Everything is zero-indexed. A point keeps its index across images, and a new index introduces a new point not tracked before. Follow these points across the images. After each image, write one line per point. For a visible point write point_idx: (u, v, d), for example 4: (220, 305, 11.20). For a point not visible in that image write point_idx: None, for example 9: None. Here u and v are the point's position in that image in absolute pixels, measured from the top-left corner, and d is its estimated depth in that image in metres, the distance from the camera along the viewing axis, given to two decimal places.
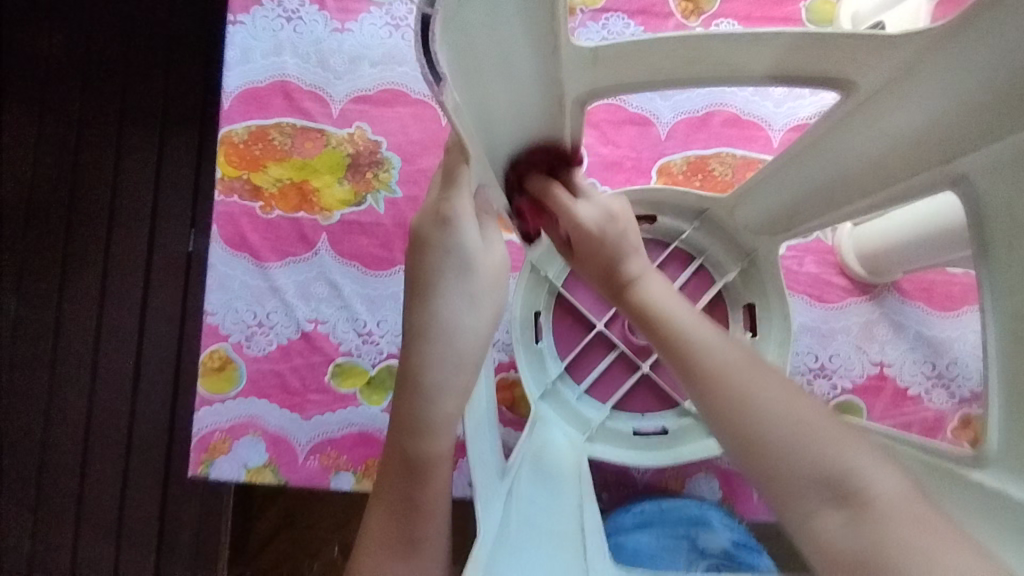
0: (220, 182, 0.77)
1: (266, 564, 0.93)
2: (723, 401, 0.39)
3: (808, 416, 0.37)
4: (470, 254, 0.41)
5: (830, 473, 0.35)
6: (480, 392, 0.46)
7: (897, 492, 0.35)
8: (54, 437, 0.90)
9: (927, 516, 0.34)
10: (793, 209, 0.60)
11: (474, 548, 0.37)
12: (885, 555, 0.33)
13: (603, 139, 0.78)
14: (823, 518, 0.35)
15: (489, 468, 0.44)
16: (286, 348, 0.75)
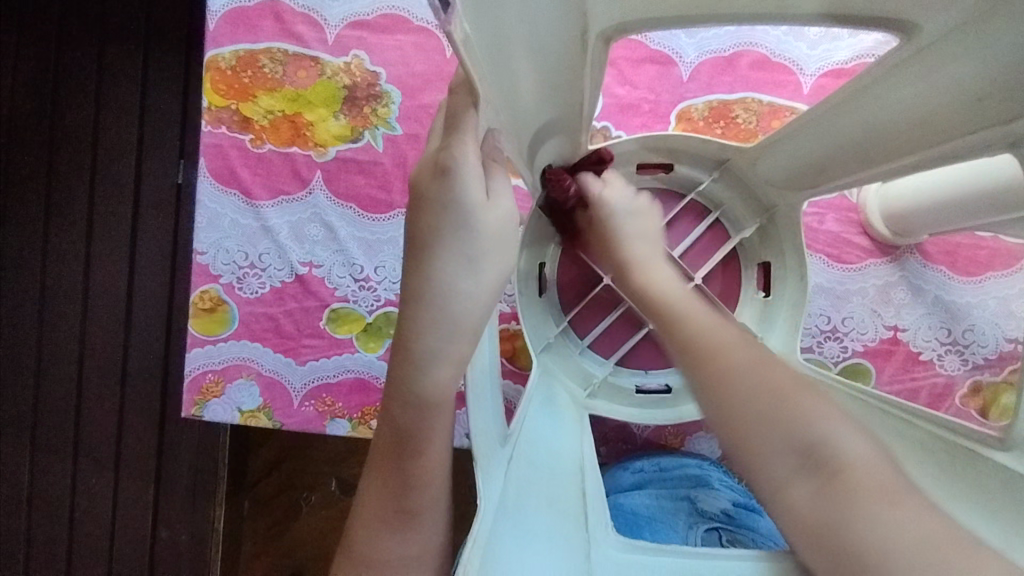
0: (207, 112, 0.72)
1: (268, 491, 0.98)
2: (703, 368, 0.41)
3: (781, 385, 0.39)
4: (470, 213, 0.37)
5: (799, 442, 0.37)
6: (484, 353, 0.42)
7: (871, 465, 0.36)
8: (49, 368, 0.89)
9: (897, 489, 0.35)
10: (822, 164, 0.56)
11: (473, 531, 0.34)
12: (848, 522, 0.34)
13: (620, 79, 0.72)
14: (794, 487, 0.36)
15: (492, 437, 0.39)
16: (279, 291, 0.72)
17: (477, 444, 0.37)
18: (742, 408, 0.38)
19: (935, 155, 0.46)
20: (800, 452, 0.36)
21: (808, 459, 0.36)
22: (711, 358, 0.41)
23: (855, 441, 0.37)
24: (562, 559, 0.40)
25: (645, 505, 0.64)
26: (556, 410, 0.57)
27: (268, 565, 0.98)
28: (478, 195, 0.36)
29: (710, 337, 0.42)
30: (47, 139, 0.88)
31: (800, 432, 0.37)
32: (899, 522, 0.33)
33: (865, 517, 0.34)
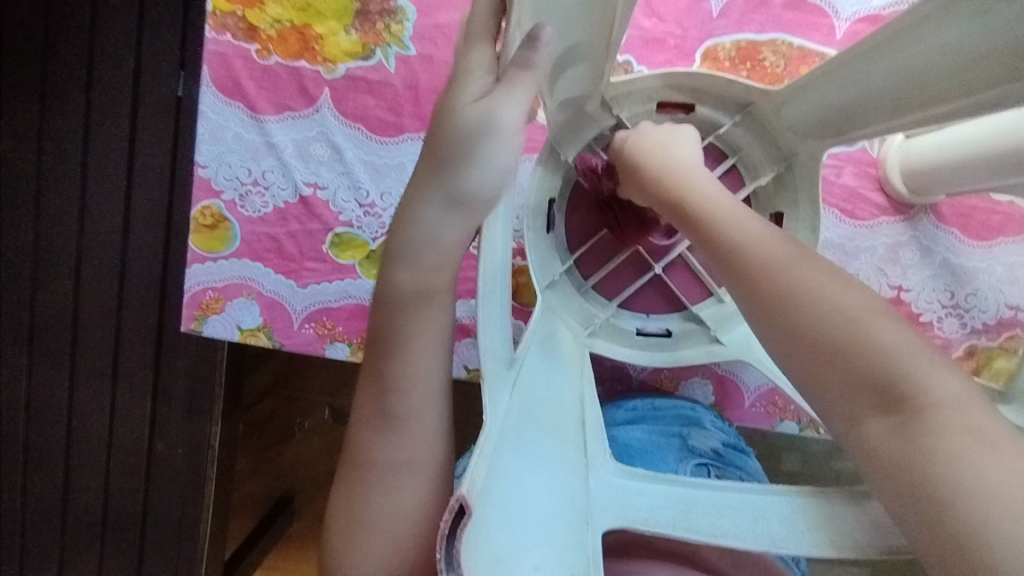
0: (210, 17, 0.69)
1: (262, 413, 1.01)
2: (776, 294, 0.38)
3: (858, 316, 0.36)
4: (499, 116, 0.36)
5: (881, 381, 0.34)
6: (497, 261, 0.39)
7: (955, 403, 0.33)
8: (46, 275, 0.89)
9: (985, 427, 0.32)
10: (851, 110, 0.55)
11: (479, 444, 0.34)
12: (927, 460, 0.32)
13: (647, 10, 0.69)
14: (872, 425, 0.35)
15: (502, 358, 0.39)
16: (282, 212, 0.71)
17: (487, 357, 0.38)
18: (816, 337, 0.36)
19: (968, 104, 0.45)
20: (880, 389, 0.34)
21: (885, 396, 0.34)
22: (777, 282, 0.39)
23: (940, 374, 0.34)
24: (561, 480, 0.42)
25: (639, 439, 0.65)
26: (557, 345, 0.56)
27: (261, 484, 1.03)
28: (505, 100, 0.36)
29: (776, 260, 0.39)
30: (41, 38, 0.84)
31: (879, 363, 0.35)
32: (986, 464, 0.30)
33: (947, 455, 0.31)
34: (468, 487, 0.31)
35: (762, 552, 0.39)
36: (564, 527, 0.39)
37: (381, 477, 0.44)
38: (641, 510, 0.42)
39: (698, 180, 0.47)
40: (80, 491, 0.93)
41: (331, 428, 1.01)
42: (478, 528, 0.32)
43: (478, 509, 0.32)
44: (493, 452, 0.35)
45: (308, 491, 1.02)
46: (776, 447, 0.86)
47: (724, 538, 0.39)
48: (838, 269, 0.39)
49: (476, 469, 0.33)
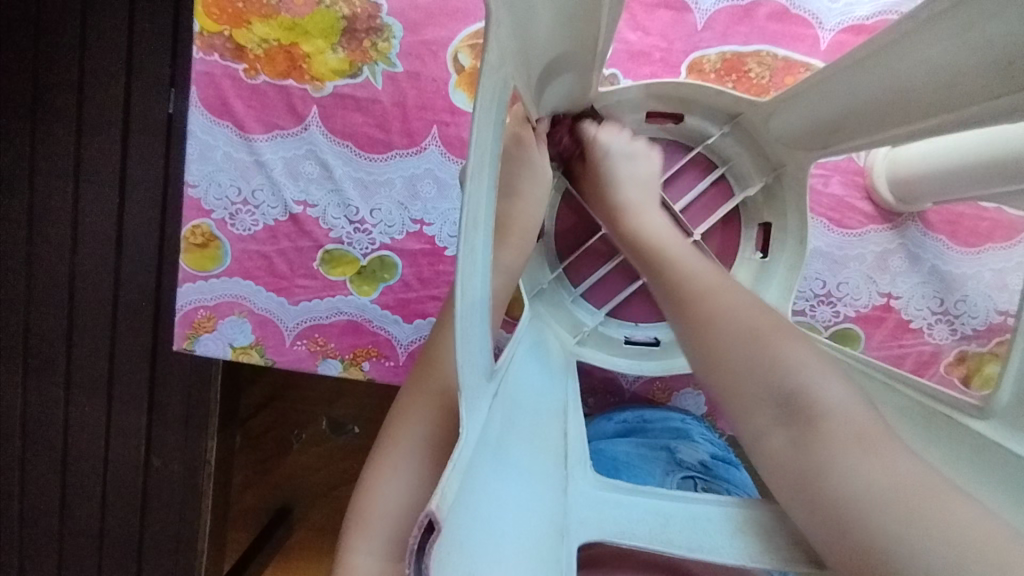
0: (198, 38, 0.69)
1: (259, 427, 1.02)
2: (700, 316, 0.48)
3: (765, 336, 0.45)
4: (487, 137, 0.34)
5: (779, 395, 0.42)
6: (477, 262, 0.35)
7: (848, 415, 0.40)
8: (40, 293, 0.89)
9: (877, 438, 0.39)
10: (838, 122, 0.55)
11: (456, 452, 0.30)
12: (821, 464, 0.39)
13: (632, 23, 0.70)
14: (772, 436, 0.42)
15: (482, 368, 0.37)
16: (272, 230, 0.71)
17: (465, 368, 0.33)
18: (730, 356, 0.45)
19: (950, 120, 0.45)
20: (779, 401, 0.42)
21: (787, 411, 0.42)
22: (707, 318, 0.47)
23: (834, 387, 0.42)
24: (542, 494, 0.40)
25: (626, 452, 0.66)
26: (544, 357, 0.56)
27: (258, 498, 1.02)
28: (494, 119, 0.35)
29: (706, 288, 0.49)
30: (30, 59, 0.84)
31: (787, 382, 0.42)
32: (873, 470, 0.38)
33: (838, 462, 0.39)
34: (440, 499, 0.27)
35: (739, 565, 0.40)
36: (537, 541, 0.37)
37: (396, 468, 0.50)
38: (619, 523, 0.43)
39: (654, 227, 0.57)
40: (77, 508, 0.92)
41: (328, 441, 1.01)
42: (454, 539, 0.28)
43: (454, 518, 0.29)
44: (473, 457, 0.32)
45: (306, 501, 1.02)
46: None
47: (697, 553, 0.40)
48: (752, 296, 0.49)
49: (454, 474, 0.29)
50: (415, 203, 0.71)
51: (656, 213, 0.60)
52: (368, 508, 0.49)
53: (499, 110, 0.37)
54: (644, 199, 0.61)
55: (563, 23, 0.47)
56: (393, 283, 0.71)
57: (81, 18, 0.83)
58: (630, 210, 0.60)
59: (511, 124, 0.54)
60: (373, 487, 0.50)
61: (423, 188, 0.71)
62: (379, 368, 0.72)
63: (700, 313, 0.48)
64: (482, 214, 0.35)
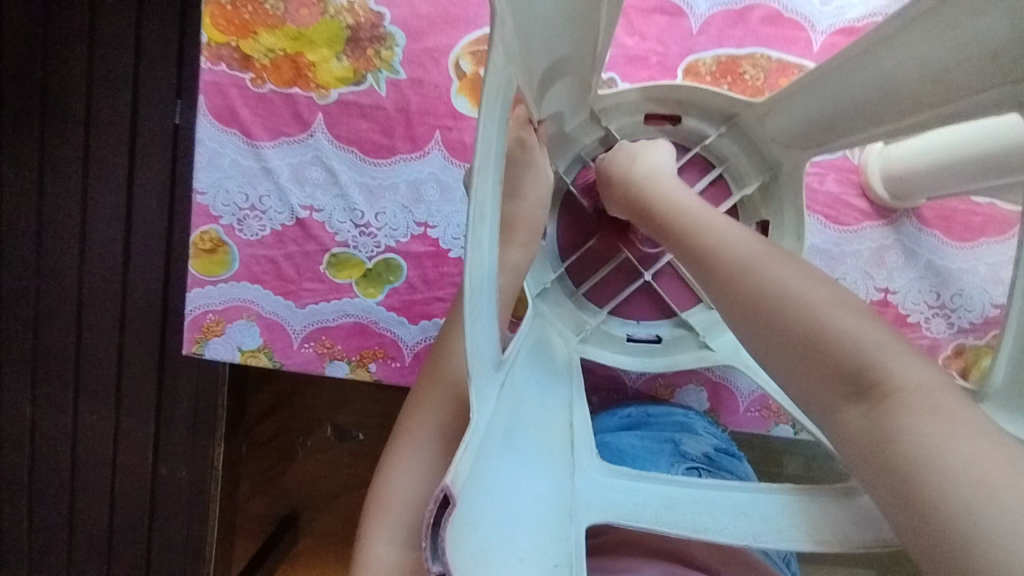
0: (206, 48, 0.71)
1: (265, 434, 1.02)
2: (751, 291, 0.44)
3: (818, 305, 0.42)
4: (492, 135, 0.36)
5: (848, 369, 0.40)
6: (484, 254, 0.36)
7: (923, 388, 0.38)
8: (49, 302, 0.90)
9: (954, 409, 0.37)
10: (830, 121, 0.57)
11: (468, 433, 0.31)
12: (895, 437, 0.37)
13: (629, 28, 0.71)
14: (844, 412, 0.40)
15: (489, 358, 0.38)
16: (280, 234, 0.73)
17: (473, 355, 0.35)
18: (786, 328, 0.42)
19: (940, 115, 0.47)
20: (848, 376, 0.40)
21: (854, 382, 0.39)
22: (740, 282, 0.45)
23: (903, 360, 0.39)
24: (550, 480, 0.41)
25: (631, 444, 0.67)
26: (548, 352, 0.58)
27: (264, 505, 1.03)
28: (498, 117, 0.37)
29: (751, 260, 0.46)
30: (40, 73, 0.86)
31: (851, 354, 0.40)
32: (944, 440, 0.35)
33: (908, 433, 0.36)
34: (455, 476, 0.28)
35: (741, 545, 0.39)
36: (548, 525, 0.38)
37: (413, 457, 0.51)
38: (624, 506, 0.43)
39: (681, 199, 0.54)
40: (86, 515, 0.93)
41: (334, 447, 1.02)
42: (466, 516, 0.30)
43: (467, 497, 0.30)
44: (483, 441, 0.33)
45: (312, 508, 1.03)
46: (776, 451, 0.87)
47: (705, 533, 0.40)
48: (804, 264, 0.46)
49: (466, 454, 0.30)
50: (419, 206, 0.72)
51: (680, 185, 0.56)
52: (388, 496, 0.50)
53: (503, 108, 0.38)
54: (667, 174, 0.57)
55: (563, 27, 0.48)
56: (398, 285, 0.73)
57: (91, 33, 0.85)
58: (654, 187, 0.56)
59: (513, 127, 0.55)
60: (391, 476, 0.51)
61: (427, 192, 0.72)
62: (385, 369, 0.73)
63: (740, 280, 0.45)
64: (488, 209, 0.36)
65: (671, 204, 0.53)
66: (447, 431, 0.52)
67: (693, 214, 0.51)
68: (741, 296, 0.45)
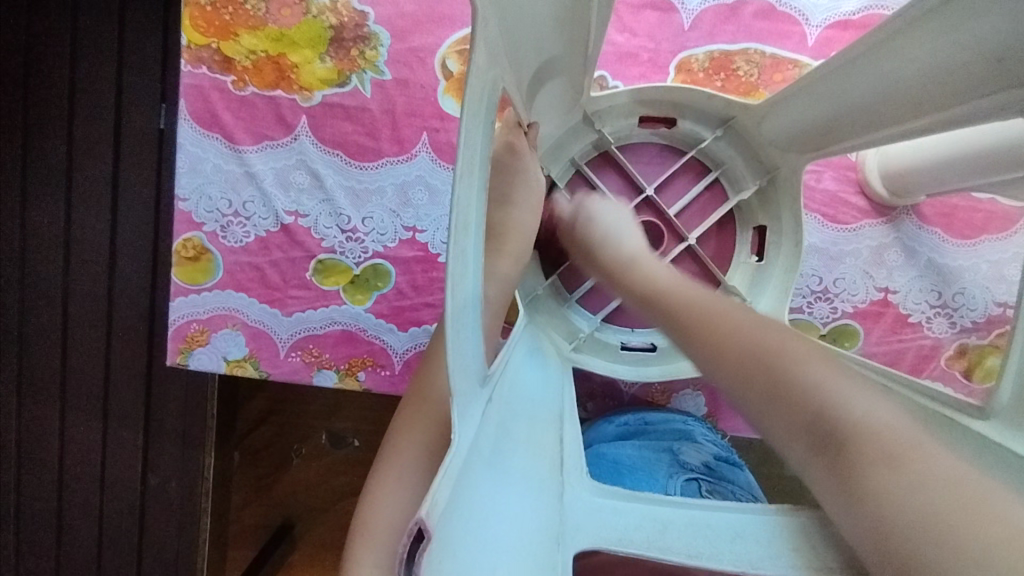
0: (185, 51, 0.69)
1: (258, 443, 1.01)
2: (710, 341, 0.42)
3: (772, 349, 0.40)
4: (477, 141, 0.34)
5: (808, 420, 0.37)
6: (468, 267, 0.35)
7: (882, 430, 0.35)
8: (33, 313, 0.88)
9: (916, 453, 0.33)
10: (830, 125, 0.55)
11: (447, 459, 0.29)
12: (862, 493, 0.34)
13: (619, 25, 0.70)
14: (813, 466, 0.37)
15: (474, 374, 0.37)
16: (264, 241, 0.71)
17: (455, 374, 0.33)
18: (751, 383, 0.39)
19: (944, 117, 0.45)
20: (809, 429, 0.37)
21: (817, 433, 0.36)
22: (709, 341, 0.42)
23: (861, 402, 0.36)
24: (538, 501, 0.40)
25: (630, 455, 0.64)
26: (539, 364, 0.56)
27: (258, 515, 1.01)
28: (483, 122, 0.35)
29: (714, 314, 0.43)
30: (21, 79, 0.85)
31: (805, 400, 0.37)
32: (910, 484, 0.32)
33: (871, 483, 0.33)
34: (431, 505, 0.26)
35: (738, 573, 0.38)
36: (535, 550, 0.37)
37: (400, 476, 0.49)
38: (616, 529, 0.41)
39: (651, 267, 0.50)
40: (74, 529, 0.91)
41: (329, 455, 1.00)
42: (445, 547, 0.28)
43: (446, 526, 0.28)
44: (465, 464, 0.31)
45: (307, 519, 1.01)
46: (778, 454, 0.85)
47: (697, 559, 0.38)
48: (764, 317, 0.43)
49: (445, 481, 0.28)
50: (407, 210, 0.70)
51: (633, 234, 0.55)
52: (374, 517, 0.48)
53: (488, 111, 0.36)
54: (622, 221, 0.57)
55: (551, 26, 0.47)
56: (386, 291, 0.71)
57: (72, 36, 0.83)
58: (622, 255, 0.52)
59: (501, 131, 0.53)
60: (377, 496, 0.49)
61: (415, 196, 0.70)
62: (374, 378, 0.71)
63: (702, 334, 0.43)
64: (472, 218, 0.35)
65: (617, 262, 0.52)
66: (436, 450, 0.49)
67: (638, 270, 0.50)
68: (696, 356, 0.43)
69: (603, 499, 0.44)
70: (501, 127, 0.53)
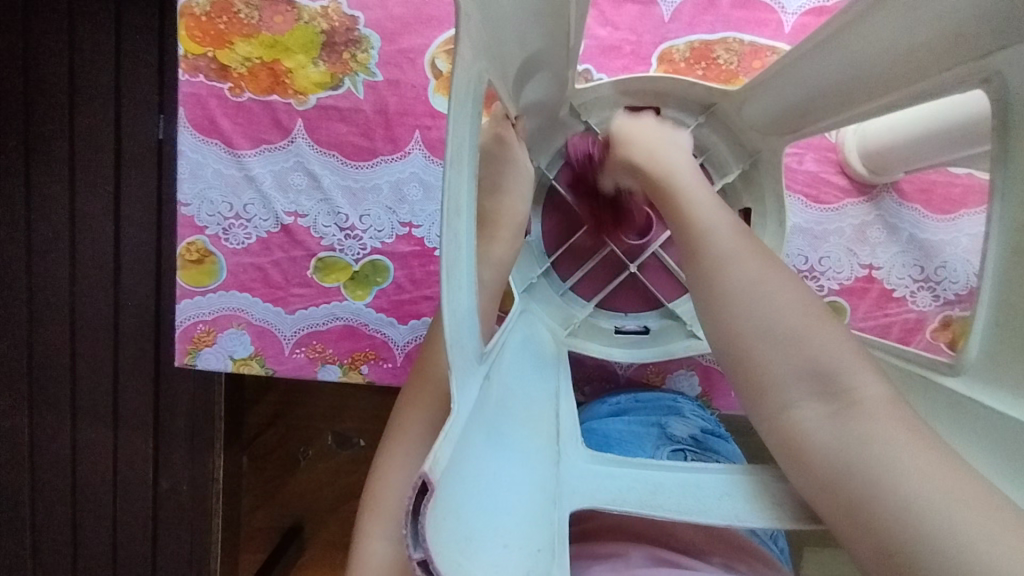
0: (183, 60, 0.71)
1: (266, 447, 1.02)
2: (722, 280, 0.44)
3: (790, 303, 0.42)
4: (465, 131, 0.36)
5: (818, 371, 0.40)
6: (461, 248, 0.37)
7: (881, 395, 0.39)
8: (42, 323, 0.90)
9: (910, 423, 0.38)
10: (804, 107, 0.57)
11: (448, 423, 0.31)
12: (857, 445, 0.38)
13: (601, 19, 0.72)
14: (804, 410, 0.41)
15: (471, 350, 0.39)
16: (265, 241, 0.73)
17: (453, 348, 0.35)
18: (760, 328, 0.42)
19: (913, 97, 0.47)
20: (819, 377, 0.40)
21: (824, 386, 0.40)
22: (721, 279, 0.44)
23: (866, 370, 0.40)
24: (537, 468, 0.42)
25: (618, 430, 0.67)
26: (535, 347, 0.58)
27: (269, 516, 1.03)
28: (470, 112, 0.37)
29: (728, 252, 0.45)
30: (23, 94, 0.87)
31: (821, 359, 0.41)
32: (907, 450, 0.37)
33: (871, 441, 0.38)
34: (434, 462, 0.28)
35: (728, 526, 0.40)
36: (535, 511, 0.39)
37: (406, 459, 0.51)
38: (610, 492, 0.44)
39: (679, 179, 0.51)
40: (88, 533, 0.93)
41: (336, 455, 1.02)
42: (447, 503, 0.30)
43: (448, 483, 0.30)
44: (465, 430, 0.33)
45: (317, 518, 1.03)
46: None
47: (688, 515, 0.40)
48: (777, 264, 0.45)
49: (446, 442, 0.30)
50: (402, 207, 0.73)
51: (682, 159, 0.54)
52: (383, 496, 0.50)
53: (474, 102, 0.39)
54: (668, 150, 0.55)
55: (533, 21, 0.49)
56: (386, 286, 0.73)
57: (71, 51, 0.86)
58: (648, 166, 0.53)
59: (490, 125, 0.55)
60: (386, 477, 0.51)
61: (410, 192, 0.73)
62: (377, 370, 0.73)
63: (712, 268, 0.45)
64: (463, 201, 0.37)
65: (675, 193, 0.50)
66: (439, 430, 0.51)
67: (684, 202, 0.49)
68: (714, 312, 0.44)
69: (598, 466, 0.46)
70: (488, 122, 0.56)
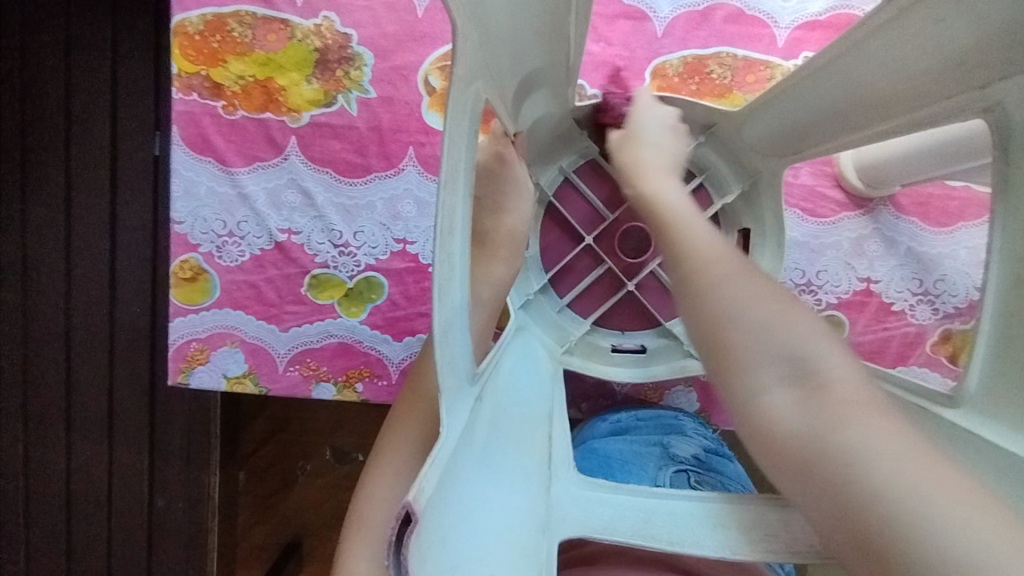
0: (176, 79, 0.71)
1: (262, 463, 1.02)
2: (693, 266, 0.41)
3: (758, 285, 0.39)
4: (460, 151, 0.36)
5: (788, 354, 0.36)
6: (455, 269, 0.37)
7: (856, 385, 0.35)
8: (37, 340, 0.90)
9: (889, 415, 0.33)
10: (807, 129, 0.57)
11: (436, 448, 0.31)
12: (832, 434, 0.33)
13: (594, 35, 0.72)
14: (776, 397, 0.35)
15: (462, 372, 0.38)
16: (259, 259, 0.73)
17: (444, 371, 0.34)
18: (727, 309, 0.38)
19: (910, 116, 0.47)
20: (789, 361, 0.36)
21: (796, 370, 0.35)
22: (692, 265, 0.41)
23: (841, 359, 0.36)
24: (527, 493, 0.41)
25: (620, 449, 0.66)
26: (531, 366, 0.57)
27: (266, 533, 1.02)
28: (466, 132, 0.37)
29: (703, 241, 0.42)
30: (19, 113, 0.87)
31: (791, 342, 0.36)
32: (887, 440, 0.31)
33: (850, 429, 0.32)
34: (418, 491, 0.28)
35: (720, 559, 0.39)
36: (523, 539, 0.38)
37: (396, 482, 0.50)
38: (601, 519, 0.43)
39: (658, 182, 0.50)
40: (83, 552, 0.92)
41: (333, 471, 1.01)
42: (432, 532, 0.29)
43: (433, 511, 0.29)
44: (454, 455, 0.33)
45: (314, 535, 1.02)
46: None
47: (678, 547, 0.39)
48: (740, 254, 0.42)
49: (432, 468, 0.30)
50: (397, 223, 0.72)
51: (665, 178, 0.51)
52: (372, 517, 0.49)
53: (469, 122, 0.38)
54: (654, 156, 0.55)
55: (529, 40, 0.49)
56: (380, 303, 0.72)
57: (67, 69, 0.86)
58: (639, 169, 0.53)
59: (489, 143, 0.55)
60: (376, 498, 0.50)
61: (404, 209, 0.72)
62: (371, 388, 0.73)
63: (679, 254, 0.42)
64: (458, 222, 0.36)
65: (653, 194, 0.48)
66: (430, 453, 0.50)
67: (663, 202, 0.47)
68: (686, 297, 0.40)
69: (590, 491, 0.46)
70: (489, 141, 0.56)
